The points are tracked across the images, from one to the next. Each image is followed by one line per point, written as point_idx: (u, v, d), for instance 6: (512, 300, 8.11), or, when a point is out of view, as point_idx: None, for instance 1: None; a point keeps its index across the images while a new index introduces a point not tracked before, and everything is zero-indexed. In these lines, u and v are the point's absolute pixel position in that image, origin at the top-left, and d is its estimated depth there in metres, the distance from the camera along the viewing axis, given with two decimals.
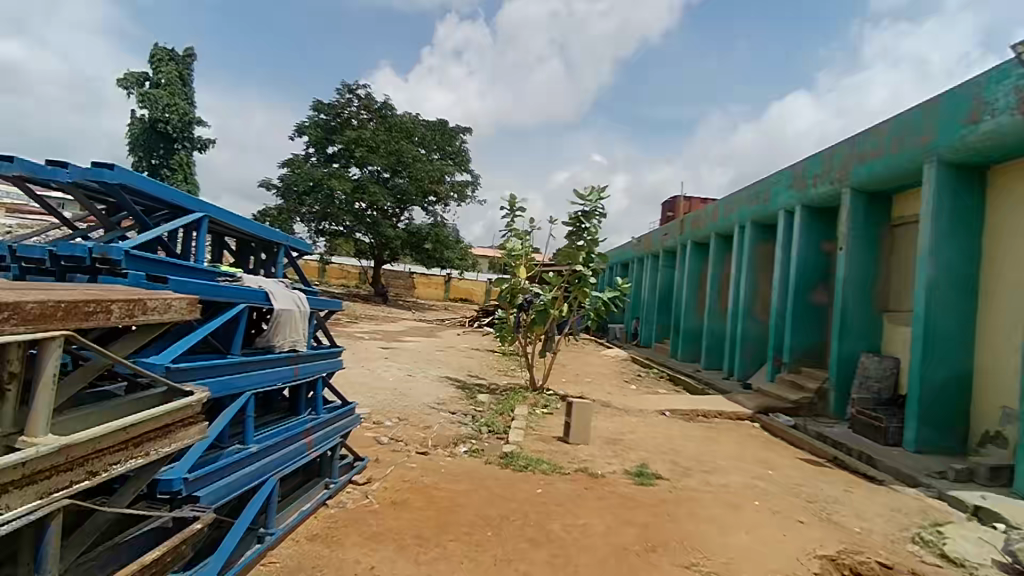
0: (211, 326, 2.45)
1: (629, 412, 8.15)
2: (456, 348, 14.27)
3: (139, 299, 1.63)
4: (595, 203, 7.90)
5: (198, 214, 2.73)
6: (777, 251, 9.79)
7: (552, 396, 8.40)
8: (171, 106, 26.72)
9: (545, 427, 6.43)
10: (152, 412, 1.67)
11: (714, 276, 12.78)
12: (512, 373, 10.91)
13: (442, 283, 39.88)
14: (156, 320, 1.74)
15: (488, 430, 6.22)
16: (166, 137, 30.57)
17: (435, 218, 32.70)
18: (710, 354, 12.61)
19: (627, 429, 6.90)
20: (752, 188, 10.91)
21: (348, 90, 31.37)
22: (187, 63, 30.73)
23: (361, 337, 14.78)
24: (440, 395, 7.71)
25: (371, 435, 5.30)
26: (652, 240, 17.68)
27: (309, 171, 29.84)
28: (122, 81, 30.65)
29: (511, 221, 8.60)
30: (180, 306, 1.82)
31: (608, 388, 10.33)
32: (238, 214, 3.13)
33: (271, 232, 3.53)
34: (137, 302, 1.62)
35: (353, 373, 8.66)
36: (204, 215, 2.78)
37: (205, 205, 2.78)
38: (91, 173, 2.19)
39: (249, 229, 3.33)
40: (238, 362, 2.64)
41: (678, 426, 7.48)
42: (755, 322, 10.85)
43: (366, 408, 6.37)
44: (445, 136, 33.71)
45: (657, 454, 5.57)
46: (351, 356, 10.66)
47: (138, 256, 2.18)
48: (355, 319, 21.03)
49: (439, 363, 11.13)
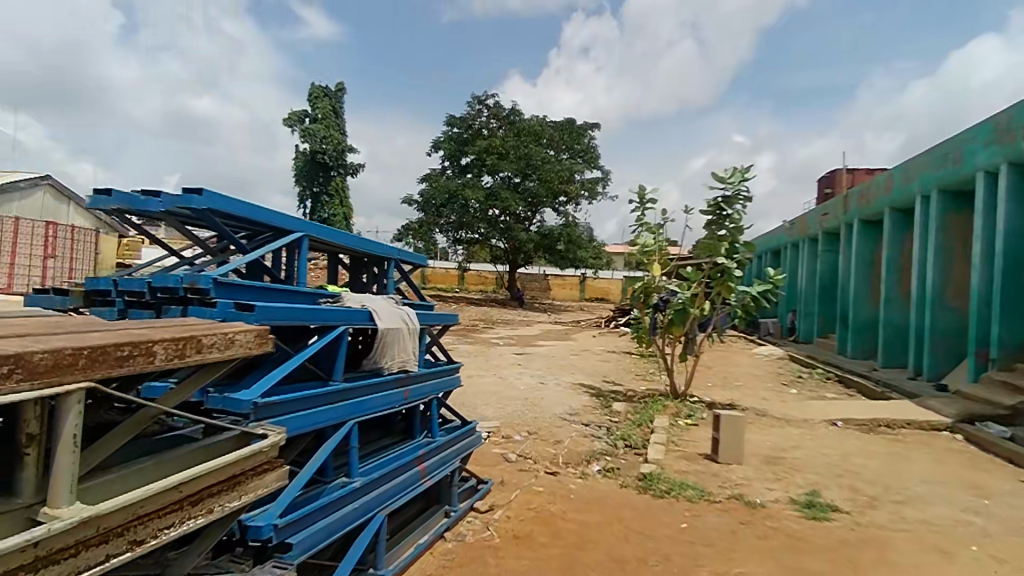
0: (309, 351, 2.30)
1: (790, 422, 7.14)
2: (591, 351, 13.85)
3: (190, 337, 1.53)
4: (737, 186, 7.01)
5: (296, 234, 2.59)
6: (975, 222, 7.99)
7: (697, 404, 7.64)
8: (328, 139, 32.91)
9: (689, 442, 5.78)
10: (213, 464, 1.56)
11: (890, 258, 10.92)
12: (651, 377, 10.24)
13: (578, 283, 39.59)
14: (218, 358, 1.65)
15: (625, 445, 5.73)
16: (324, 166, 35.00)
17: (567, 218, 32.49)
18: (888, 351, 10.80)
19: (788, 444, 5.98)
20: (936, 150, 9.09)
21: (477, 101, 32.38)
22: (337, 99, 34.85)
23: (497, 342, 14.97)
24: (573, 405, 7.36)
25: (499, 452, 5.10)
26: (808, 222, 15.75)
27: (445, 184, 31.14)
28: (286, 120, 34.69)
29: (642, 214, 7.97)
30: (244, 341, 1.73)
31: (762, 393, 9.24)
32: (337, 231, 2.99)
33: (376, 245, 3.37)
34: (189, 340, 1.52)
35: (486, 382, 8.65)
36: (304, 233, 2.65)
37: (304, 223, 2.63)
38: (181, 201, 2.07)
39: (354, 244, 3.18)
40: (339, 388, 2.47)
41: (854, 440, 6.36)
42: (948, 309, 9.03)
43: (496, 419, 6.22)
44: (573, 135, 33.38)
45: (829, 478, 4.70)
46: (486, 363, 10.72)
47: (229, 283, 2.05)
48: (492, 323, 21.52)
49: (573, 368, 10.81)
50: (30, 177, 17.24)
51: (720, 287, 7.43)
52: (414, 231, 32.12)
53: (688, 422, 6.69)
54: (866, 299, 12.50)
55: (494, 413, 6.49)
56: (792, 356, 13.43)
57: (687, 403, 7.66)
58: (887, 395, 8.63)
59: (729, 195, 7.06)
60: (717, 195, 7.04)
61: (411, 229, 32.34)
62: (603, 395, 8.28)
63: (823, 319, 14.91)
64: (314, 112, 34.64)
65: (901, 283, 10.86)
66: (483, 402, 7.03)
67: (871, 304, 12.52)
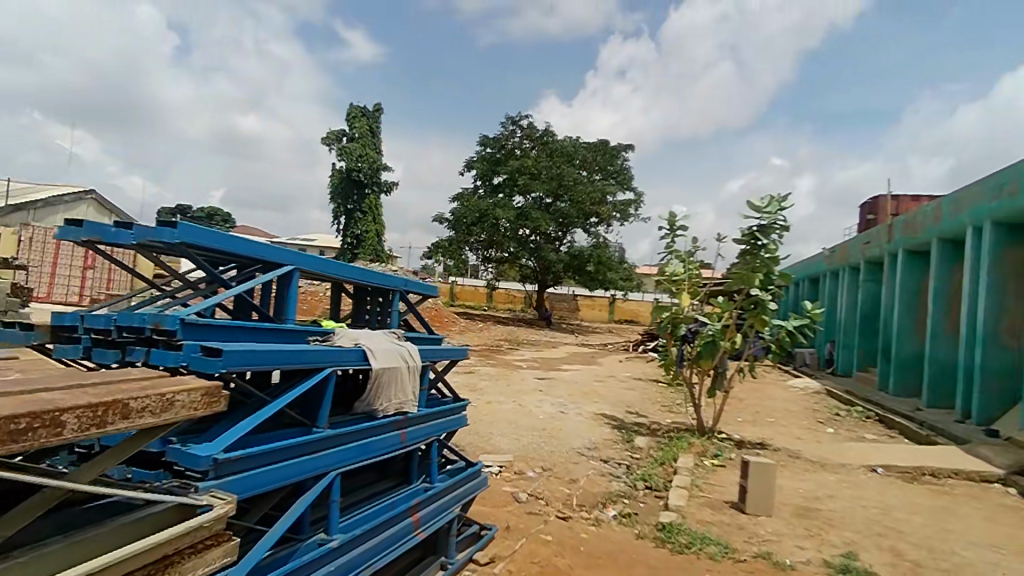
0: (289, 397, 2.15)
1: (824, 466, 6.71)
2: (617, 377, 13.50)
3: (113, 402, 1.43)
4: (774, 215, 6.70)
5: (285, 268, 2.49)
6: None
7: (725, 443, 7.27)
8: (365, 156, 34.56)
9: (714, 486, 5.43)
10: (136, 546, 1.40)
11: (937, 291, 10.31)
12: (677, 409, 9.86)
13: (607, 304, 39.10)
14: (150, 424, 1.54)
15: (645, 487, 5.43)
16: (359, 183, 35.58)
17: (598, 239, 32.20)
18: (933, 390, 10.15)
19: (821, 494, 5.59)
20: (991, 178, 8.57)
21: (511, 122, 32.56)
22: (375, 119, 35.48)
23: (520, 365, 14.76)
24: (593, 437, 7.09)
25: (510, 490, 4.86)
26: (849, 250, 15.13)
27: (477, 203, 31.18)
28: (324, 139, 35.54)
29: (671, 241, 7.69)
30: (184, 402, 1.64)
31: (795, 431, 8.77)
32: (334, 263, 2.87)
33: (382, 276, 3.22)
34: (110, 406, 1.42)
35: (505, 409, 8.45)
36: (295, 267, 2.51)
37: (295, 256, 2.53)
38: (153, 233, 2.00)
39: (358, 276, 3.05)
40: (323, 437, 2.29)
41: (896, 491, 5.91)
42: (1001, 349, 8.43)
43: (512, 452, 6.00)
44: (606, 156, 33.20)
45: (868, 536, 4.32)
46: (507, 387, 10.52)
47: (200, 325, 1.94)
48: (518, 344, 21.31)
49: (596, 396, 10.51)
50: (76, 191, 17.95)
51: (752, 320, 7.08)
52: (445, 249, 32.29)
53: (714, 462, 6.34)
54: (911, 333, 11.85)
55: (510, 444, 6.27)
56: (829, 391, 12.80)
57: (714, 441, 7.29)
58: (932, 439, 8.04)
59: (764, 224, 6.74)
60: (752, 224, 6.73)
61: (442, 247, 32.53)
62: (625, 428, 7.97)
63: (862, 352, 14.22)
64: (351, 131, 35.40)
65: (949, 318, 10.24)
66: (500, 432, 6.82)
67: (916, 338, 11.87)
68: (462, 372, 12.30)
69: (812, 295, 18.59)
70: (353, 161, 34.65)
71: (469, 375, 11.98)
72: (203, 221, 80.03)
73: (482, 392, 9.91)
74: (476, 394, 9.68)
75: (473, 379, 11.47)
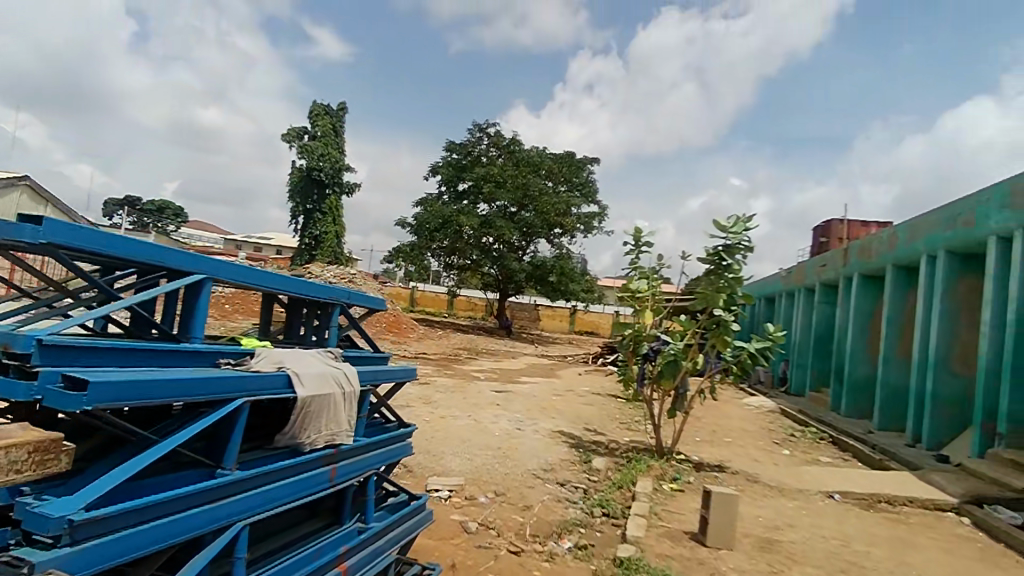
0: (179, 438, 1.83)
1: (782, 492, 6.61)
2: (576, 392, 13.28)
3: None
4: (739, 235, 6.59)
5: (191, 276, 2.18)
6: (987, 287, 7.62)
7: (683, 465, 7.11)
8: (326, 156, 33.69)
9: (673, 515, 5.21)
10: None
11: (891, 316, 10.50)
12: (636, 427, 9.69)
13: (568, 315, 39.12)
14: None
15: (602, 514, 5.17)
16: (320, 183, 34.66)
17: (561, 250, 32.17)
18: (884, 413, 10.30)
19: (780, 523, 5.46)
20: (946, 209, 8.76)
21: (478, 129, 32.27)
22: (339, 118, 34.69)
23: (478, 376, 14.41)
24: (550, 457, 6.81)
25: (459, 520, 4.53)
26: (806, 271, 15.40)
27: (441, 209, 30.71)
28: (285, 136, 34.52)
29: (636, 256, 7.51)
30: None
31: (753, 453, 8.70)
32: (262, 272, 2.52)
33: (323, 288, 2.88)
34: None
35: (460, 424, 8.09)
36: (207, 275, 2.22)
37: (205, 262, 2.21)
38: (12, 230, 1.72)
39: (294, 288, 2.71)
40: (227, 483, 1.96)
41: (853, 520, 5.83)
42: (951, 375, 8.57)
43: (464, 474, 5.65)
44: (572, 167, 33.26)
45: (830, 573, 4.14)
46: (463, 401, 10.16)
47: (62, 346, 1.66)
48: (477, 354, 20.94)
49: (554, 411, 10.25)
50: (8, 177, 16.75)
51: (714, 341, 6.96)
52: (406, 253, 31.66)
53: (673, 486, 6.16)
54: (863, 355, 12.06)
55: (462, 465, 5.92)
56: (783, 410, 12.90)
57: (672, 463, 7.11)
58: (885, 463, 8.09)
59: (729, 245, 6.63)
60: (717, 245, 6.61)
61: (403, 252, 31.90)
62: (583, 447, 7.73)
63: (815, 372, 14.45)
64: (313, 129, 34.49)
65: (901, 343, 10.43)
66: (452, 450, 6.47)
67: (869, 361, 12.08)
68: (417, 383, 11.86)
69: (768, 313, 18.87)
70: (314, 160, 33.58)
71: (424, 386, 11.56)
72: (154, 214, 77.12)
73: (436, 405, 9.51)
74: (431, 407, 9.28)
75: (428, 390, 11.06)
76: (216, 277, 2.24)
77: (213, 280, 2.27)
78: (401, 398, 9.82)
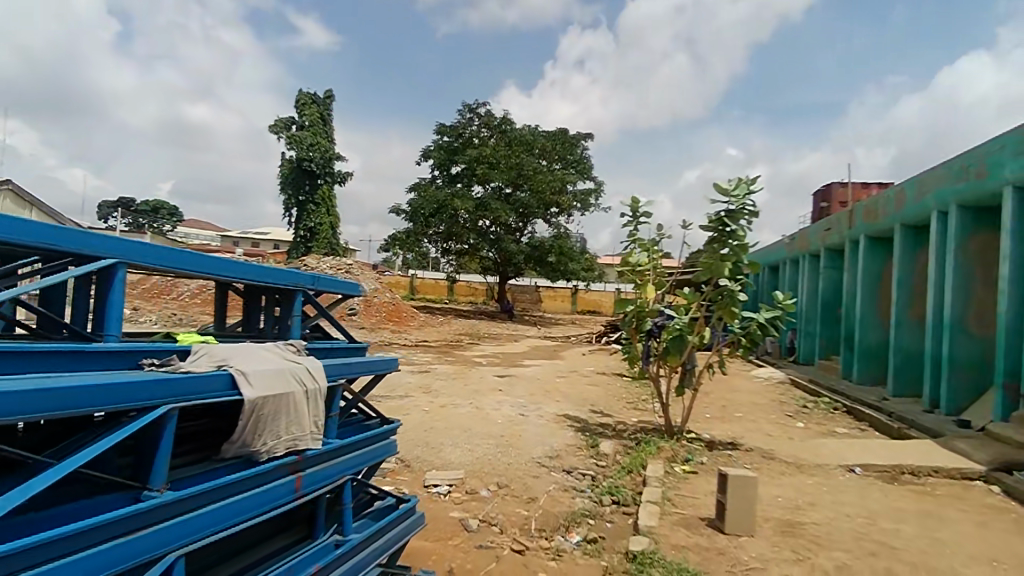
0: (80, 460, 1.53)
1: (800, 468, 6.32)
2: (580, 372, 12.98)
3: None
4: (742, 199, 6.20)
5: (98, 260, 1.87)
6: (1003, 243, 7.23)
7: (694, 444, 6.81)
8: (315, 145, 33.11)
9: (687, 500, 4.92)
10: None
11: (902, 278, 10.13)
12: (643, 406, 9.40)
13: (569, 295, 38.83)
14: None
15: (612, 502, 4.88)
16: (310, 174, 34.12)
17: (558, 229, 31.73)
18: (898, 379, 9.99)
19: (800, 502, 5.17)
20: (955, 162, 8.34)
21: (468, 109, 31.60)
22: (326, 106, 34.04)
23: (480, 361, 14.12)
24: (556, 444, 6.51)
25: (460, 519, 4.22)
26: (809, 237, 15.01)
27: (435, 194, 30.22)
28: (272, 127, 33.88)
29: (634, 228, 7.13)
30: None
31: (766, 427, 8.41)
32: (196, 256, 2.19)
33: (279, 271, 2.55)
34: None
35: (461, 413, 7.80)
36: (117, 259, 1.90)
37: (115, 245, 1.89)
38: None
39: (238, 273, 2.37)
40: (153, 508, 1.67)
41: (877, 494, 5.54)
42: (968, 336, 8.23)
43: (464, 467, 5.34)
44: (566, 145, 32.65)
45: (860, 557, 3.85)
46: (464, 388, 9.85)
47: None
48: (479, 338, 20.66)
49: (558, 393, 9.96)
50: None
51: (720, 314, 6.61)
52: (402, 241, 31.23)
53: (685, 468, 5.86)
54: (874, 320, 11.72)
55: (462, 456, 5.61)
56: (794, 380, 12.58)
57: (682, 444, 6.81)
58: (904, 431, 7.79)
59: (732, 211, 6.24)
60: (719, 211, 6.22)
61: (399, 239, 31.48)
62: (590, 430, 7.42)
63: (823, 340, 14.12)
64: (301, 119, 33.82)
65: (914, 305, 10.07)
66: (452, 441, 6.17)
67: (879, 326, 11.75)
68: (416, 372, 11.55)
69: (772, 283, 18.50)
70: (303, 151, 33.11)
71: (424, 374, 11.27)
72: (148, 214, 76.56)
73: (437, 393, 9.20)
74: (431, 396, 8.98)
75: (428, 379, 10.76)
76: (130, 260, 1.93)
77: (128, 265, 1.95)
78: (400, 388, 9.52)
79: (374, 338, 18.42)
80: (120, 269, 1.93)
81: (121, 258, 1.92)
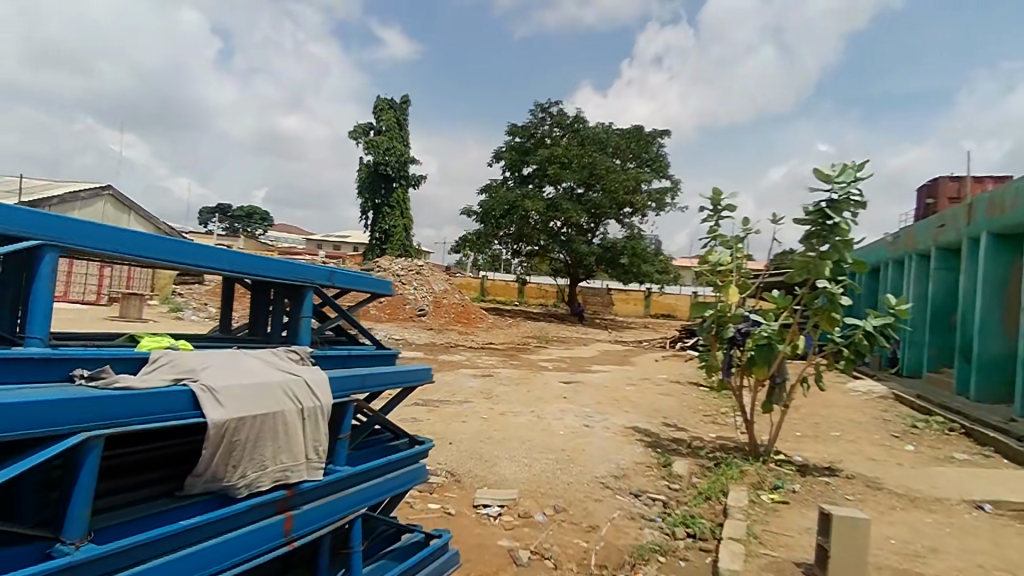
0: None
1: (915, 503, 5.36)
2: (653, 380, 12.18)
3: None
4: (846, 188, 5.35)
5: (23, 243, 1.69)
6: None
7: (784, 468, 5.97)
8: (390, 150, 33.91)
9: (778, 537, 4.19)
10: None
11: None
12: (723, 421, 8.54)
13: (642, 298, 37.55)
14: None
15: (687, 536, 4.24)
16: (386, 177, 34.96)
17: (632, 230, 30.65)
18: None
19: (920, 548, 4.30)
20: None
21: (540, 109, 31.18)
22: (402, 111, 34.76)
23: (546, 366, 13.62)
24: (623, 461, 5.89)
25: (509, 549, 3.73)
26: (918, 234, 13.37)
27: (505, 195, 30.00)
28: (351, 132, 34.96)
29: (715, 223, 6.39)
30: None
31: (868, 449, 7.37)
32: (157, 241, 1.97)
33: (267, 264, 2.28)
34: None
35: (522, 422, 7.33)
36: (46, 243, 1.72)
37: (45, 228, 1.71)
38: None
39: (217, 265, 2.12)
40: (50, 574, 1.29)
41: (1021, 542, 4.53)
42: None
43: (519, 484, 4.86)
44: (640, 143, 31.52)
45: None
46: (527, 395, 9.38)
47: None
48: (547, 342, 20.16)
49: (628, 403, 9.27)
50: (93, 188, 17.74)
51: (816, 321, 5.77)
52: (473, 242, 31.26)
53: (774, 498, 5.08)
54: (997, 329, 10.18)
55: (517, 472, 5.14)
56: (897, 396, 11.16)
57: (770, 467, 5.98)
58: None
59: (832, 201, 5.41)
60: (817, 202, 5.41)
61: (469, 241, 31.54)
62: (662, 447, 6.72)
63: (933, 350, 12.52)
64: (378, 124, 34.70)
65: None
66: (508, 453, 5.70)
67: (1004, 336, 10.18)
68: (480, 376, 11.21)
69: (872, 286, 16.75)
70: (380, 155, 34.01)
71: (487, 379, 10.91)
72: (241, 219, 81.89)
73: (498, 399, 8.79)
74: (492, 402, 8.57)
75: (491, 383, 10.39)
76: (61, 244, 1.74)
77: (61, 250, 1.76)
78: (460, 392, 9.20)
79: (442, 339, 18.34)
80: (52, 253, 1.74)
81: (52, 240, 1.73)
